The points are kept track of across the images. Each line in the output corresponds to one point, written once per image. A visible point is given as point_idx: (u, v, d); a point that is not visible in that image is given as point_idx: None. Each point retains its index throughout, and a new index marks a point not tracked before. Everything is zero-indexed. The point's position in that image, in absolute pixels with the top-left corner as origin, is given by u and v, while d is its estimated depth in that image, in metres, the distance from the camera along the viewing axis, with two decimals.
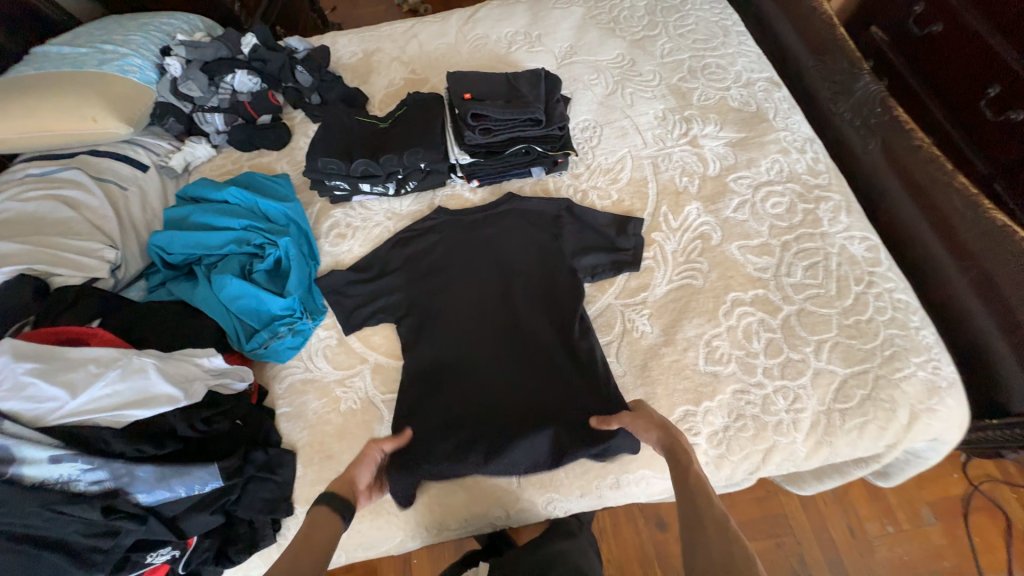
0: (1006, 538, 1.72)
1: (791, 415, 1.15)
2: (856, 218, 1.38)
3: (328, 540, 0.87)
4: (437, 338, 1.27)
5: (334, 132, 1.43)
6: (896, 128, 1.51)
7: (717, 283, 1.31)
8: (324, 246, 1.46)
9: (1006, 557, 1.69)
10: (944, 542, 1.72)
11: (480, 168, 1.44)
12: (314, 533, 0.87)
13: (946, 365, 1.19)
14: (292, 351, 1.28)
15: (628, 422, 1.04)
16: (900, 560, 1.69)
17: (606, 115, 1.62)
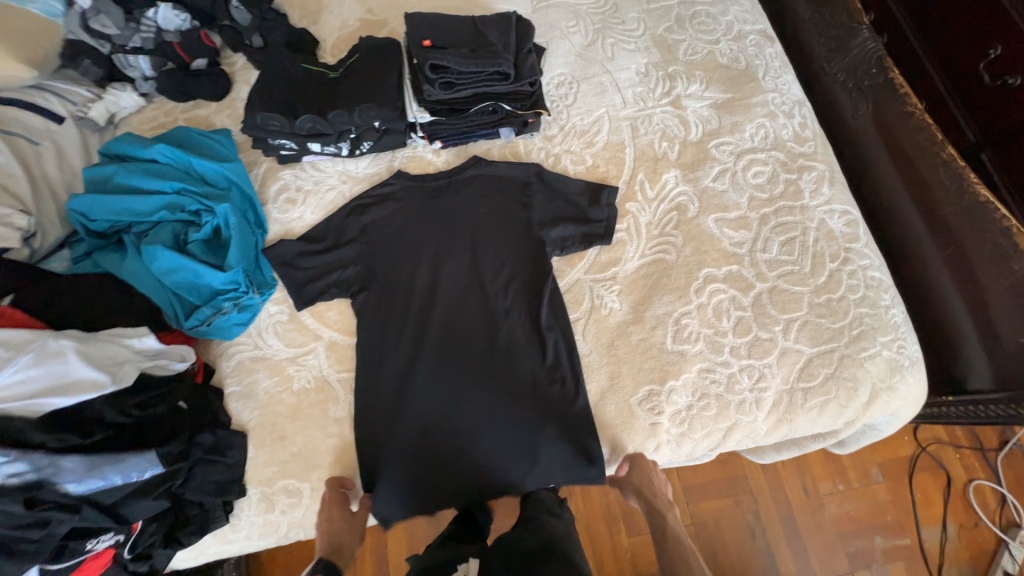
0: (945, 494, 1.84)
1: (755, 394, 1.15)
2: (838, 191, 1.32)
3: None
4: (401, 326, 1.21)
5: (275, 82, 1.26)
6: (890, 92, 1.36)
7: (690, 259, 1.25)
8: (272, 213, 1.33)
9: (942, 511, 1.82)
10: (889, 498, 1.83)
11: (443, 128, 1.30)
12: None
13: (910, 345, 1.19)
14: (241, 328, 1.20)
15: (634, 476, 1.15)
16: (847, 516, 1.81)
17: (583, 70, 1.47)
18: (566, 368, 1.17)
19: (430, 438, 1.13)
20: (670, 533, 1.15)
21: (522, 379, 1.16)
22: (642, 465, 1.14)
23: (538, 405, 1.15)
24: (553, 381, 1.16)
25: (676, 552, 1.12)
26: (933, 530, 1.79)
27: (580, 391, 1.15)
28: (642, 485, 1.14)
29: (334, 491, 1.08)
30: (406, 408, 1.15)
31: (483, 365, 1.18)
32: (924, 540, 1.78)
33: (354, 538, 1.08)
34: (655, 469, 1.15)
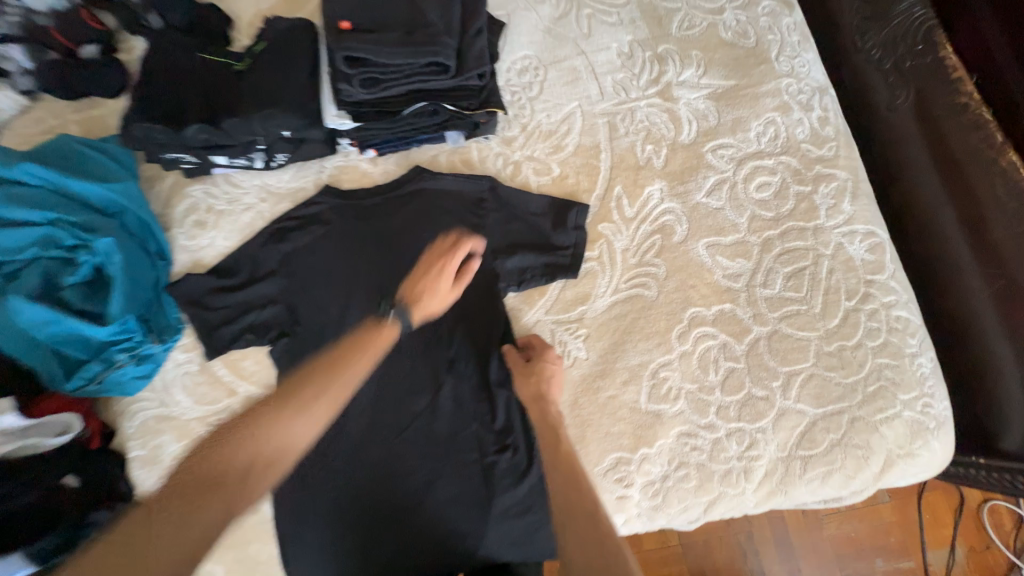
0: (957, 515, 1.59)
1: (743, 462, 0.96)
2: (863, 206, 1.06)
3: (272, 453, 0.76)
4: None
5: (159, 79, 1.00)
6: (940, 78, 1.09)
7: (673, 295, 1.03)
8: (177, 239, 1.12)
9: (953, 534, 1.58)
10: (895, 519, 1.58)
11: (372, 134, 1.05)
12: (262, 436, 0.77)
13: (938, 403, 0.98)
14: (143, 382, 1.02)
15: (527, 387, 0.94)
16: (847, 537, 1.56)
17: (553, 51, 1.20)
18: (519, 432, 0.98)
19: (362, 514, 0.96)
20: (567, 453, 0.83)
21: (467, 447, 0.98)
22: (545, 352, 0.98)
23: (484, 479, 0.96)
24: (503, 449, 0.97)
25: (560, 469, 0.80)
26: (938, 554, 1.56)
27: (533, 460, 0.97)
28: (533, 379, 0.94)
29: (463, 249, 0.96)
30: (332, 474, 0.98)
31: (423, 426, 1.00)
32: (929, 565, 1.55)
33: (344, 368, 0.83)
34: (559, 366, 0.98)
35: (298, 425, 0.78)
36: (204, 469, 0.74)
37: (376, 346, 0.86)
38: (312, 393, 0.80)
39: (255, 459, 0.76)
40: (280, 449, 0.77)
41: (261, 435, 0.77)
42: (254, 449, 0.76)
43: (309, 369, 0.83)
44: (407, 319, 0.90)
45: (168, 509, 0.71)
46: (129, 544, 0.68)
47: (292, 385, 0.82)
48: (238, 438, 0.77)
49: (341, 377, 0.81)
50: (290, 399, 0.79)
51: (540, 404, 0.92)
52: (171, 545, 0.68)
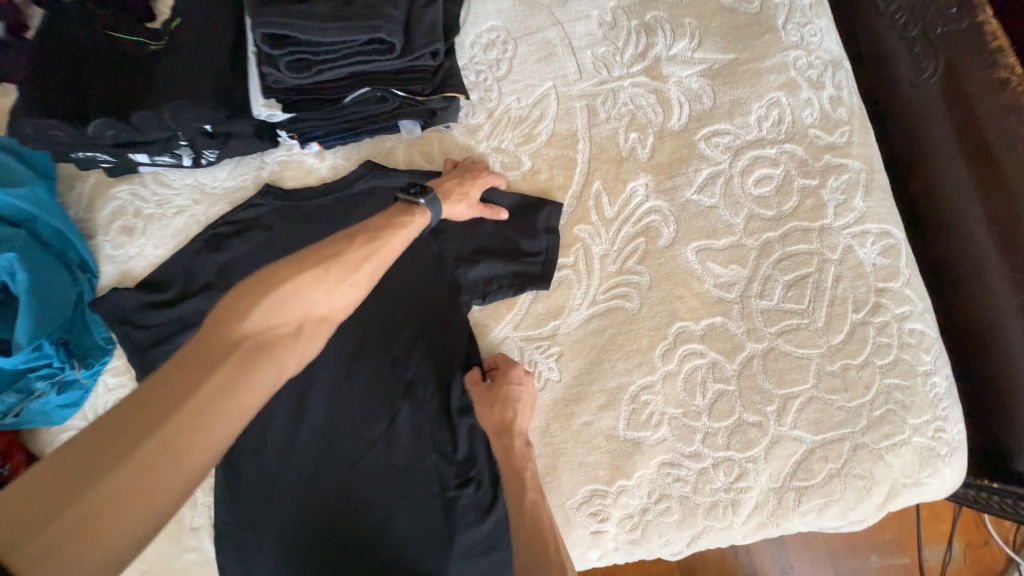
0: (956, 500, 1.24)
1: (731, 494, 0.86)
2: (877, 201, 0.92)
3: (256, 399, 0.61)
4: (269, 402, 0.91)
5: (61, 68, 0.87)
6: (975, 46, 0.89)
7: (658, 308, 0.91)
8: (103, 248, 1.00)
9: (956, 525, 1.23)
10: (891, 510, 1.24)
11: (309, 124, 0.91)
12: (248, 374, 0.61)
13: (952, 427, 0.87)
14: (70, 410, 0.94)
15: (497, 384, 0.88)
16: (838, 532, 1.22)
17: (524, 21, 1.03)
18: (483, 464, 0.89)
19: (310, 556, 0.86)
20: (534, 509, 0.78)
21: (425, 480, 0.89)
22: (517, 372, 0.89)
23: (444, 515, 0.88)
24: (465, 483, 0.89)
25: (525, 530, 0.76)
26: (939, 550, 1.22)
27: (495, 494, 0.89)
28: (496, 407, 0.85)
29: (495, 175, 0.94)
30: (277, 507, 0.88)
31: (376, 458, 0.90)
32: (925, 560, 1.22)
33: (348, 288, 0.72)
34: (529, 382, 0.89)
35: (344, 294, 0.72)
36: (230, 344, 0.61)
37: (413, 231, 0.81)
38: (353, 268, 0.72)
39: (302, 320, 0.68)
40: (322, 325, 0.71)
41: (305, 299, 0.68)
42: (301, 308, 0.68)
43: (334, 243, 0.73)
44: (438, 207, 0.85)
45: (189, 381, 0.58)
46: (137, 435, 0.53)
47: (318, 251, 0.72)
48: (269, 300, 0.66)
49: (380, 253, 0.76)
50: (321, 267, 0.70)
51: (501, 440, 0.85)
52: (214, 413, 0.57)
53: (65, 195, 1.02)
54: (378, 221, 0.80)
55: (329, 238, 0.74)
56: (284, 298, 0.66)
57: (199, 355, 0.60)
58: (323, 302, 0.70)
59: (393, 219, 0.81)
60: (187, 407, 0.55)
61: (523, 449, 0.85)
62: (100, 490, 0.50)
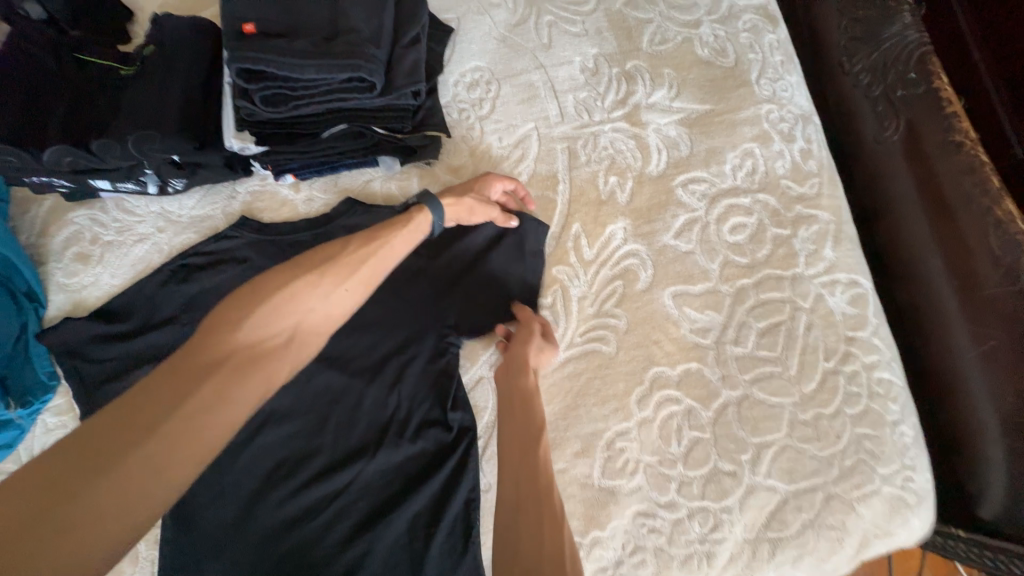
0: None
1: (706, 546, 0.84)
2: (845, 251, 0.95)
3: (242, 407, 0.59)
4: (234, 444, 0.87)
5: (22, 90, 0.83)
6: (930, 111, 0.93)
7: (635, 352, 0.91)
8: (54, 275, 0.94)
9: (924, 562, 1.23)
10: None
11: (284, 157, 0.89)
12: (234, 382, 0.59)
13: (920, 476, 0.88)
14: (1, 452, 0.85)
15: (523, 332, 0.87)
16: None
17: (507, 63, 1.04)
18: (458, 514, 0.85)
19: None
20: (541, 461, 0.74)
21: (395, 532, 0.84)
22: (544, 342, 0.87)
23: (413, 569, 0.82)
24: (435, 536, 0.84)
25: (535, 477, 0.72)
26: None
27: (464, 552, 0.84)
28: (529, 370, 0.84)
29: (500, 176, 0.95)
30: (232, 563, 0.82)
31: (344, 506, 0.85)
32: None
33: (342, 292, 0.69)
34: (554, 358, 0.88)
35: (341, 299, 0.70)
36: (220, 353, 0.59)
37: (413, 236, 0.82)
38: (352, 271, 0.71)
39: (295, 327, 0.66)
40: (316, 332, 0.68)
41: (298, 305, 0.65)
42: (296, 314, 0.65)
43: (332, 247, 0.72)
44: (440, 205, 0.87)
45: (178, 389, 0.56)
46: (124, 445, 0.52)
47: (317, 255, 0.71)
48: (264, 307, 0.63)
49: (376, 259, 0.74)
50: (317, 271, 0.68)
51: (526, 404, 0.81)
52: (201, 420, 0.56)
53: (17, 219, 0.97)
54: (377, 226, 0.79)
55: (325, 243, 0.73)
56: (280, 306, 0.65)
57: (188, 365, 0.58)
58: (318, 308, 0.67)
59: (395, 221, 0.82)
60: (174, 415, 0.54)
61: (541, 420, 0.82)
62: (86, 497, 0.49)
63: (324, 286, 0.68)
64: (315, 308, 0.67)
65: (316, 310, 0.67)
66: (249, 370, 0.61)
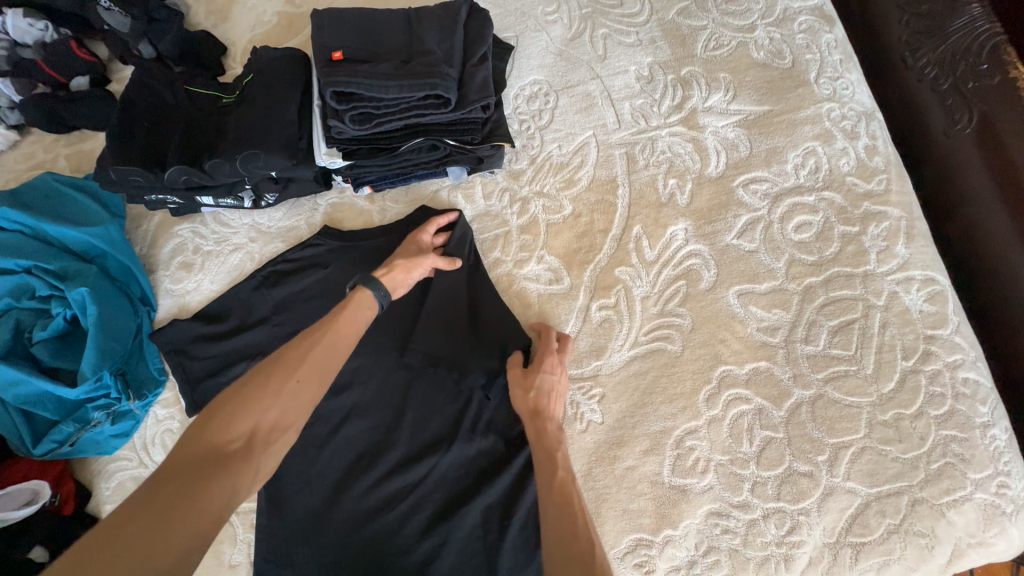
0: None
1: (783, 549, 0.83)
2: (919, 247, 0.93)
3: (220, 492, 0.62)
4: (287, 487, 0.90)
5: (145, 121, 0.95)
6: (1008, 102, 0.92)
7: (700, 351, 0.91)
8: (162, 282, 1.06)
9: None
10: None
11: (365, 170, 0.98)
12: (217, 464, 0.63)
13: (1017, 483, 0.83)
14: (121, 439, 0.96)
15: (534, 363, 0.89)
16: None
17: (565, 75, 1.09)
18: (529, 508, 0.88)
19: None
20: (558, 480, 0.77)
21: (468, 523, 0.87)
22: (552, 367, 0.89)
23: (488, 559, 0.86)
24: (508, 528, 0.86)
25: (557, 497, 0.75)
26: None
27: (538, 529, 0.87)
28: (531, 394, 0.87)
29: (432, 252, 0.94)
30: (319, 548, 0.87)
31: (421, 497, 0.89)
32: None
33: (304, 384, 0.71)
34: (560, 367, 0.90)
35: (283, 406, 0.69)
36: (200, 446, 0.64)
37: (360, 323, 0.81)
38: (293, 383, 0.71)
39: (252, 429, 0.67)
40: (288, 409, 0.70)
41: (252, 407, 0.68)
42: (253, 417, 0.67)
43: (289, 347, 0.74)
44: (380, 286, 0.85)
45: (171, 474, 0.62)
46: (132, 512, 0.57)
47: (238, 390, 0.69)
48: (214, 421, 0.66)
49: (321, 356, 0.74)
50: (256, 385, 0.69)
51: (537, 423, 0.85)
52: (161, 531, 0.56)
53: (132, 233, 1.09)
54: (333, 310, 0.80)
55: (290, 342, 0.75)
56: (241, 401, 0.68)
57: (184, 461, 0.63)
58: (286, 399, 0.70)
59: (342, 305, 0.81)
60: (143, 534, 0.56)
61: (557, 434, 0.84)
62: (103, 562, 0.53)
63: (286, 378, 0.71)
64: (285, 400, 0.70)
65: (281, 397, 0.69)
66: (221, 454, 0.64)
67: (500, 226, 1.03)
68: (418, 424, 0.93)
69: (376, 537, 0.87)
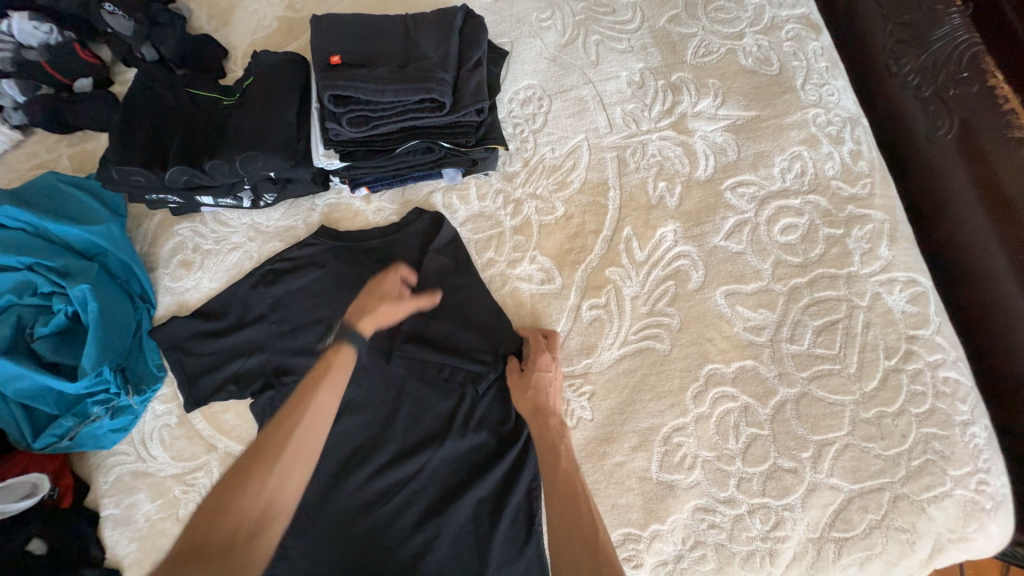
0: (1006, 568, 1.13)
1: (768, 544, 0.84)
2: (902, 249, 0.95)
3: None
4: None
5: (147, 123, 0.98)
6: (988, 109, 0.94)
7: (688, 349, 0.93)
8: (162, 280, 1.07)
9: None
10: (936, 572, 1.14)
11: (362, 172, 1.00)
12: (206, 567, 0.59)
13: (997, 480, 0.85)
14: (120, 434, 0.98)
15: (530, 362, 0.92)
16: None
17: (558, 80, 1.12)
18: (519, 503, 0.89)
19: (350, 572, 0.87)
20: (561, 469, 0.80)
21: (460, 518, 0.89)
22: (548, 365, 0.92)
23: (479, 553, 0.87)
24: (499, 522, 0.88)
25: (561, 483, 0.77)
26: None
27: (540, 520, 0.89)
28: (530, 391, 0.90)
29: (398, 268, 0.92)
30: (313, 542, 0.89)
31: (414, 492, 0.91)
32: None
33: (294, 468, 0.68)
34: (555, 366, 0.93)
35: (272, 495, 0.65)
36: (190, 550, 0.60)
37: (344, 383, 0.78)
38: (275, 471, 0.66)
39: (241, 524, 0.63)
40: (278, 495, 0.66)
41: (238, 503, 0.63)
42: (241, 511, 0.63)
43: (271, 428, 0.70)
44: (359, 331, 0.82)
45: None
46: None
47: (221, 483, 0.66)
48: (200, 521, 0.62)
49: (303, 437, 0.70)
50: (230, 483, 0.65)
51: (539, 420, 0.88)
52: None
53: (132, 232, 1.11)
54: (313, 377, 0.76)
55: (271, 421, 0.71)
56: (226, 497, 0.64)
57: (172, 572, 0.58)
58: (275, 487, 0.66)
59: (323, 369, 0.77)
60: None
61: (559, 428, 0.87)
62: None
63: (271, 463, 0.66)
64: (272, 489, 0.66)
65: (268, 486, 0.65)
66: (211, 556, 0.59)
67: (493, 227, 1.05)
68: (412, 420, 0.95)
69: (371, 529, 0.89)
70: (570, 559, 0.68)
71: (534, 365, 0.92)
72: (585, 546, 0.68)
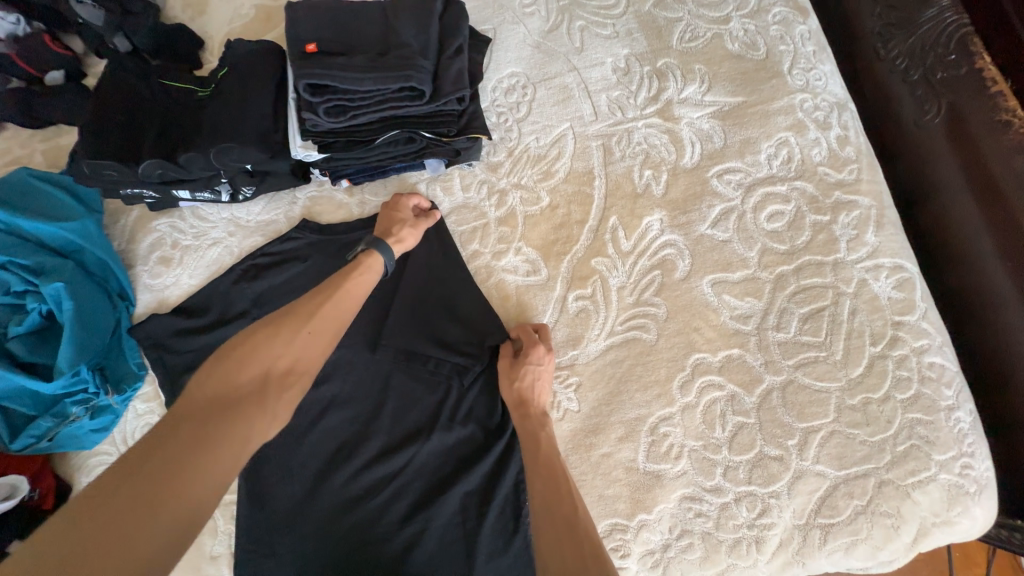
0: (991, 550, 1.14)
1: (754, 531, 0.85)
2: (889, 235, 0.94)
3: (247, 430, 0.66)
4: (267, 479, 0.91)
5: (119, 115, 0.95)
6: (976, 92, 0.92)
7: (675, 339, 0.93)
8: (141, 277, 1.05)
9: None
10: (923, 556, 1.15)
11: (342, 163, 0.98)
12: (241, 400, 0.67)
13: (981, 464, 0.85)
14: (101, 434, 0.96)
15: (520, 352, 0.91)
16: None
17: (542, 67, 1.10)
18: (506, 495, 0.89)
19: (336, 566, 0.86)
20: (542, 458, 0.81)
21: (447, 511, 0.88)
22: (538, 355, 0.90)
23: (467, 546, 0.87)
24: (486, 515, 0.88)
25: (541, 470, 0.79)
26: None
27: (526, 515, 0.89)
28: (516, 382, 0.89)
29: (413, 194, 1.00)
30: (300, 537, 0.88)
31: (401, 486, 0.90)
32: None
33: (319, 336, 0.77)
34: (548, 358, 0.91)
35: (299, 351, 0.74)
36: (227, 385, 0.68)
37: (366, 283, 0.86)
38: (303, 332, 0.75)
39: (269, 371, 0.71)
40: (304, 356, 0.75)
41: (269, 353, 0.72)
42: (272, 361, 0.72)
43: (302, 301, 0.79)
44: (388, 248, 0.90)
45: (197, 411, 0.65)
46: (159, 446, 0.60)
47: (253, 334, 0.74)
48: (231, 362, 0.70)
49: (330, 308, 0.79)
50: (264, 336, 0.73)
51: (522, 411, 0.88)
52: (196, 461, 0.60)
53: (110, 228, 1.09)
54: (341, 273, 0.85)
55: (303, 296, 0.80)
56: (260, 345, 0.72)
57: (210, 399, 0.66)
58: (303, 348, 0.75)
59: (350, 268, 0.86)
60: (147, 472, 0.57)
61: (541, 417, 0.87)
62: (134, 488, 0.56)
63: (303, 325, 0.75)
64: (302, 347, 0.75)
65: (298, 345, 0.74)
66: (243, 391, 0.68)
67: (478, 218, 1.03)
68: (398, 414, 0.94)
69: (358, 523, 0.88)
70: (548, 539, 0.69)
71: (523, 355, 0.91)
72: (564, 526, 0.70)
